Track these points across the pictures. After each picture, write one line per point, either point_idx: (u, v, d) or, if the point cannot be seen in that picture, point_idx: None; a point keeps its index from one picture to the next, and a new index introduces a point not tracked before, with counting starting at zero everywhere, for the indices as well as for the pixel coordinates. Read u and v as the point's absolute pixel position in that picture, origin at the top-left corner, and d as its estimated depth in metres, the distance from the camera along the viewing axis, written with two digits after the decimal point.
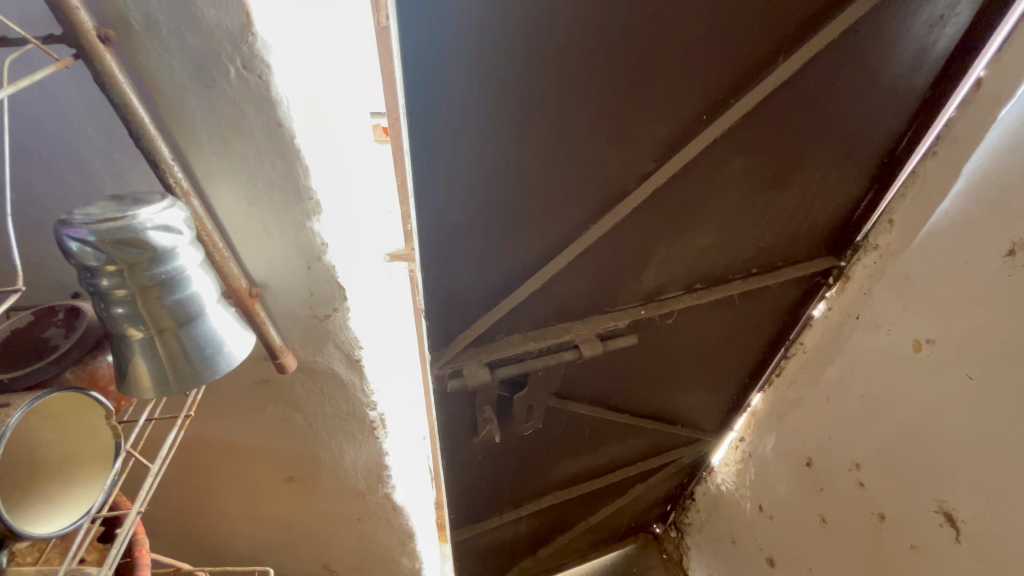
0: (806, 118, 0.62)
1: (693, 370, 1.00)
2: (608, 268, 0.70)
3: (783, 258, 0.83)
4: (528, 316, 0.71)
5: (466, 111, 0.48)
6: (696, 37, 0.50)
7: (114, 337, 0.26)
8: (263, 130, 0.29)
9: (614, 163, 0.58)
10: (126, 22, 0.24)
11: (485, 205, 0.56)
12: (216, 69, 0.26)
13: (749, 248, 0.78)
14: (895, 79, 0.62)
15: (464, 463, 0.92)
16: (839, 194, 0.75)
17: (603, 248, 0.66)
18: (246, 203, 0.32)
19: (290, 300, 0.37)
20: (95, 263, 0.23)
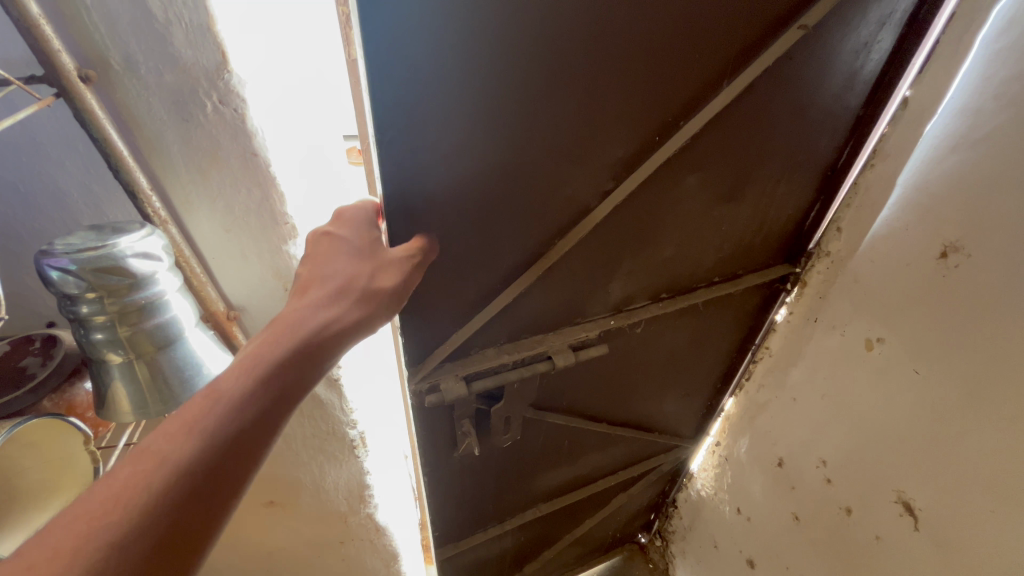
0: (752, 136, 0.66)
1: (665, 377, 1.03)
2: (576, 281, 0.73)
3: (743, 266, 0.88)
4: (501, 328, 0.73)
5: (434, 137, 0.51)
6: (645, 64, 0.54)
7: (89, 357, 0.40)
8: (240, 157, 0.44)
9: (574, 182, 0.61)
10: (105, 65, 0.38)
11: (456, 223, 0.59)
12: (198, 106, 0.41)
13: (710, 257, 0.82)
14: (830, 100, 0.67)
15: (446, 479, 0.93)
16: (790, 203, 0.80)
17: (571, 261, 0.69)
18: (223, 229, 0.48)
19: (262, 319, 0.56)
20: (74, 289, 0.36)
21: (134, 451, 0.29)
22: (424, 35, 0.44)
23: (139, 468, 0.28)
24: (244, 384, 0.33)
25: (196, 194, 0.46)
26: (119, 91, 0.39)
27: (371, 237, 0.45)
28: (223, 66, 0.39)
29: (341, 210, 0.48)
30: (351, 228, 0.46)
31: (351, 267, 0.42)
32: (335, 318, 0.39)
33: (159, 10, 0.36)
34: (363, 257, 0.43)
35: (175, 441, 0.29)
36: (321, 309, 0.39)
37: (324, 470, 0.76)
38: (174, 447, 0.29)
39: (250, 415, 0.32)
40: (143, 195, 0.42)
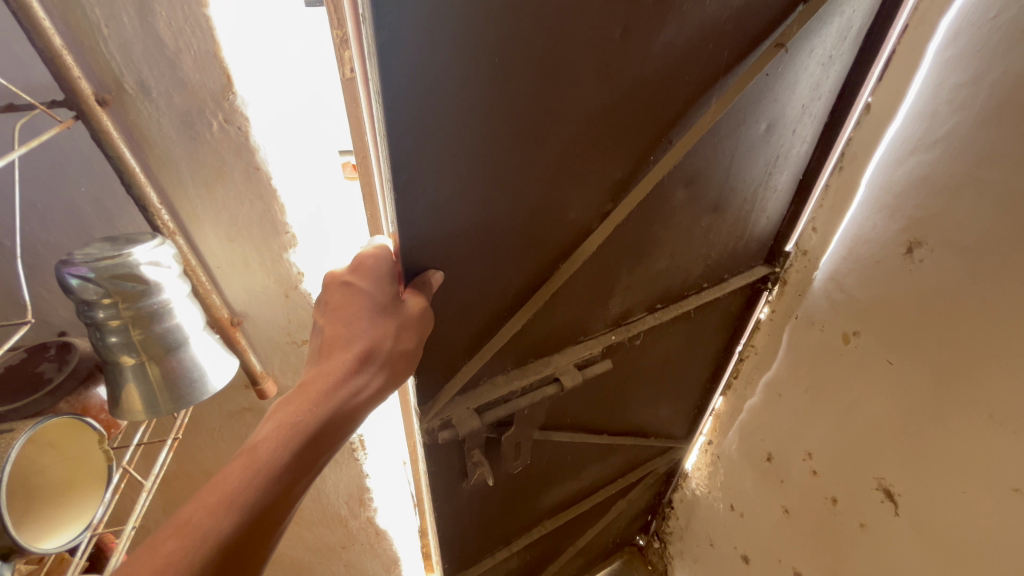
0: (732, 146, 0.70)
1: (660, 384, 1.06)
2: (580, 301, 0.76)
3: (728, 271, 0.92)
4: (509, 351, 0.75)
5: (450, 183, 0.50)
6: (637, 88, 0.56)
7: (106, 362, 0.42)
8: (244, 171, 0.48)
9: (575, 205, 0.63)
10: (121, 89, 0.41)
11: (473, 263, 0.59)
12: (204, 125, 0.44)
13: (698, 266, 0.86)
14: (801, 110, 0.71)
15: (456, 508, 0.93)
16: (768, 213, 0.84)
17: (572, 280, 0.71)
18: (227, 239, 0.52)
19: (265, 324, 0.59)
20: (92, 295, 0.39)
21: (174, 526, 0.32)
22: (438, 84, 0.43)
23: (178, 544, 0.32)
24: (278, 461, 0.36)
25: (202, 206, 0.49)
26: (131, 112, 0.42)
27: (394, 288, 0.48)
28: (229, 89, 0.43)
29: (361, 255, 0.50)
30: (374, 278, 0.48)
31: (378, 330, 0.45)
32: (356, 391, 0.42)
33: (171, 39, 0.40)
34: (388, 316, 0.46)
35: (213, 518, 0.33)
36: (348, 377, 0.42)
37: (324, 473, 0.80)
38: (214, 521, 0.33)
39: (281, 486, 0.36)
40: (153, 209, 0.45)
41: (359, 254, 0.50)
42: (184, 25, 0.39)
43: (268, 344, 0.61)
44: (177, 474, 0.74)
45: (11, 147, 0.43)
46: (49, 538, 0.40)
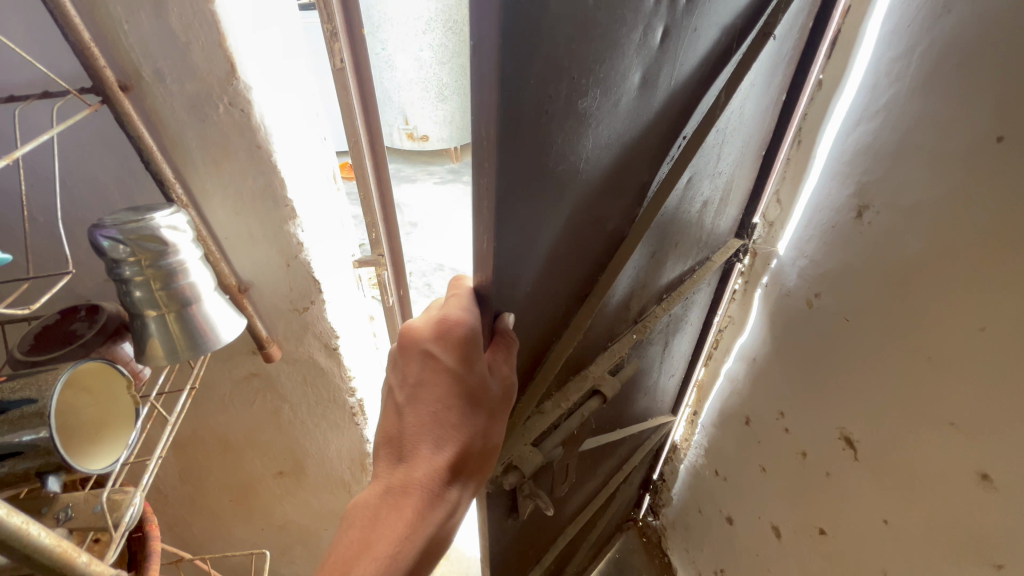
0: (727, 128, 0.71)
1: (659, 370, 1.08)
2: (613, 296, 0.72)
3: (711, 249, 0.97)
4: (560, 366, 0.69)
5: (532, 202, 0.43)
6: (665, 75, 0.53)
7: (133, 316, 0.49)
8: (245, 149, 0.54)
9: (615, 208, 0.61)
10: (139, 77, 0.48)
11: (539, 284, 0.53)
12: (211, 108, 0.50)
13: (691, 251, 0.89)
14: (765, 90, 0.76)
15: (505, 547, 0.84)
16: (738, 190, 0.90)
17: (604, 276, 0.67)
18: (233, 211, 0.58)
19: (269, 291, 0.66)
20: (119, 254, 0.45)
21: None
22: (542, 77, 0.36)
23: None
24: None
25: (210, 181, 0.55)
26: (148, 97, 0.49)
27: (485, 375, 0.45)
28: (233, 75, 0.49)
29: (445, 313, 0.43)
30: (458, 355, 0.43)
31: (465, 432, 0.44)
32: (452, 506, 0.44)
33: (181, 32, 0.46)
34: (481, 412, 0.45)
35: None
36: (439, 490, 0.43)
37: (326, 437, 0.86)
38: None
39: None
40: (168, 183, 0.51)
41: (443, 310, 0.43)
42: (193, 20, 0.45)
43: (272, 312, 0.68)
44: (192, 439, 0.81)
45: (46, 130, 0.50)
46: (92, 459, 0.48)
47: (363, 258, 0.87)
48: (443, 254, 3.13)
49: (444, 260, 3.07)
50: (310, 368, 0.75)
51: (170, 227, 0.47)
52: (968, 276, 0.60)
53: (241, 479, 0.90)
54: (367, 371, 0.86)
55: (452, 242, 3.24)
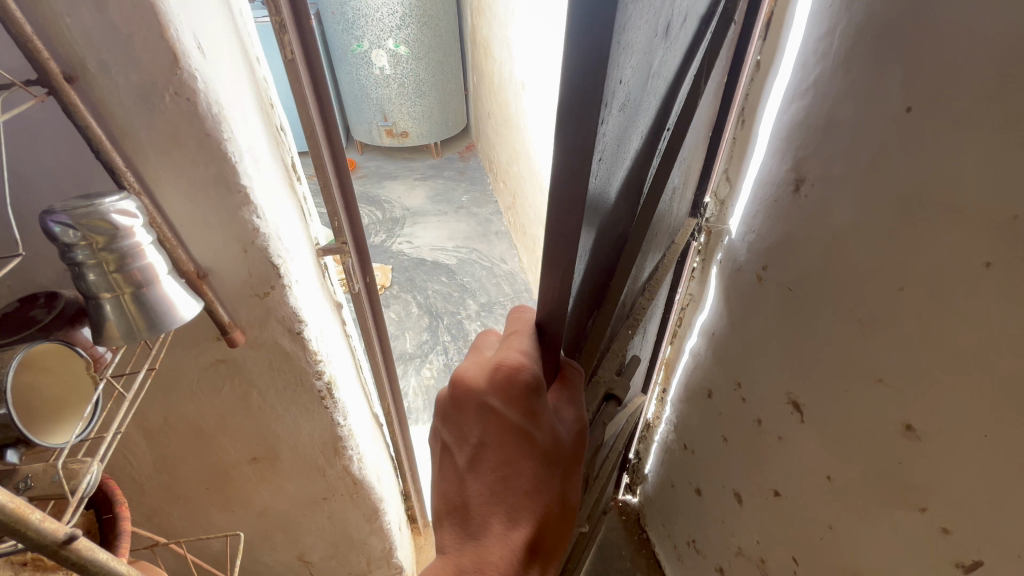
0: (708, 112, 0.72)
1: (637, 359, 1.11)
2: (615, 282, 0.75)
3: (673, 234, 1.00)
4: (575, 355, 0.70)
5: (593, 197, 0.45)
6: (665, 63, 0.57)
7: (89, 299, 0.51)
8: (194, 137, 0.56)
9: (626, 202, 0.64)
10: (85, 69, 0.50)
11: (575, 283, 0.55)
12: (158, 98, 0.52)
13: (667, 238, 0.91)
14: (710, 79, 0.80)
15: None
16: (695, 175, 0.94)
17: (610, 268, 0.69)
18: (188, 199, 0.60)
19: (230, 277, 0.68)
20: (70, 238, 0.47)
21: None
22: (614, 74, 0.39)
23: None
24: None
25: (163, 170, 0.57)
26: (96, 88, 0.51)
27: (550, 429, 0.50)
28: (177, 64, 0.51)
29: (502, 357, 0.50)
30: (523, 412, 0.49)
31: (528, 496, 0.49)
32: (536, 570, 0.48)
33: (123, 25, 0.48)
34: (551, 466, 0.50)
35: None
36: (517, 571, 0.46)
37: (298, 422, 0.88)
38: None
39: None
40: (120, 171, 0.53)
41: (500, 357, 0.49)
42: (134, 12, 0.47)
43: (233, 297, 0.70)
44: (163, 428, 0.84)
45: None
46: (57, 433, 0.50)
47: (327, 247, 0.90)
48: (424, 250, 3.14)
49: (426, 256, 3.09)
50: (275, 353, 0.78)
51: (120, 212, 0.49)
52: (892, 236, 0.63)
53: (215, 467, 0.92)
54: (335, 356, 0.89)
55: (434, 239, 3.26)
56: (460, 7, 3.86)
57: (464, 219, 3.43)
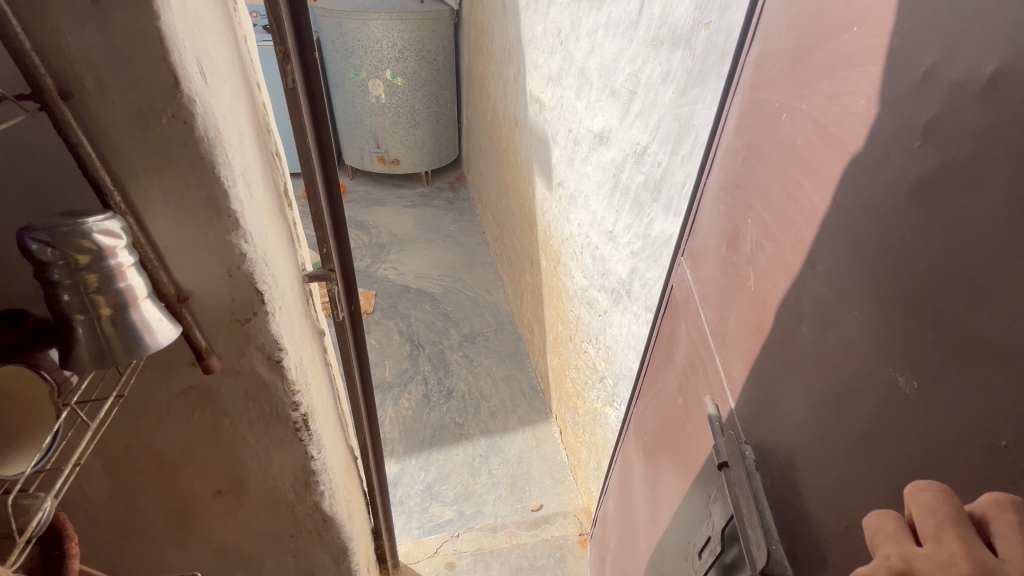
0: (826, 182, 0.55)
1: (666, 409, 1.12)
2: (704, 274, 0.86)
3: (690, 269, 0.93)
4: (727, 355, 0.77)
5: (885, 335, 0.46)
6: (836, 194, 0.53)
7: (64, 321, 0.48)
8: (187, 159, 0.55)
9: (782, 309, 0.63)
10: (81, 86, 0.49)
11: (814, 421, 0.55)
12: (154, 119, 0.52)
13: (700, 265, 0.88)
14: (722, 133, 0.83)
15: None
16: (713, 217, 0.83)
17: (727, 272, 0.77)
18: (174, 221, 0.59)
19: (210, 301, 0.66)
20: (45, 254, 0.45)
21: None
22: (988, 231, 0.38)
23: None
24: None
25: (150, 192, 0.56)
26: (90, 106, 0.50)
27: None
28: (178, 87, 0.50)
29: None
30: None
31: None
32: None
33: (125, 47, 0.48)
34: None
35: None
36: None
37: (269, 454, 0.84)
38: None
39: None
40: (107, 190, 0.52)
41: None
42: (138, 35, 0.47)
43: (213, 323, 0.68)
44: (123, 456, 0.79)
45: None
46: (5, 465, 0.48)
47: (314, 273, 0.88)
48: (409, 276, 3.14)
49: (410, 282, 3.09)
50: (252, 380, 0.75)
51: (103, 232, 0.48)
52: (837, 285, 0.52)
53: (176, 499, 0.87)
54: (313, 384, 0.86)
55: (419, 266, 3.25)
56: (458, 45, 4.00)
57: (450, 247, 3.46)
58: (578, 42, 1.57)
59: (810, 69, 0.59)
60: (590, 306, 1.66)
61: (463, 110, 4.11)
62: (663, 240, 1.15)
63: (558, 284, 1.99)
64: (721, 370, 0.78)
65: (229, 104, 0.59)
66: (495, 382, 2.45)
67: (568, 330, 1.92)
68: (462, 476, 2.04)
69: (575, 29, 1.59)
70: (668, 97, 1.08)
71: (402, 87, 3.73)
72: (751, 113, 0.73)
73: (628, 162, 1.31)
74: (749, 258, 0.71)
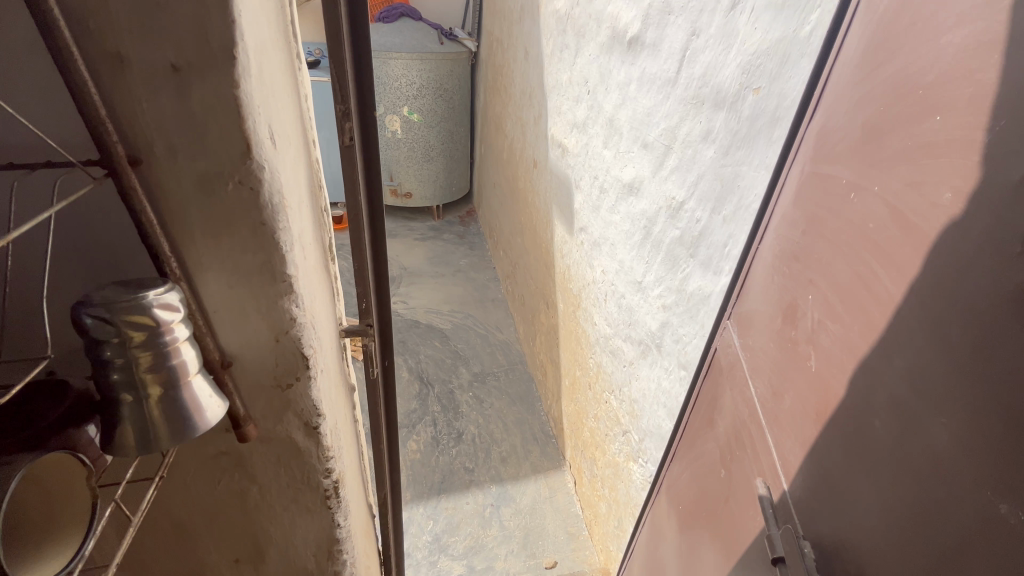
0: (901, 270, 0.53)
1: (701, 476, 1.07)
2: (756, 343, 0.82)
3: (738, 335, 0.89)
4: (779, 433, 0.72)
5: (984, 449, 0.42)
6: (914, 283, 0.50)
7: (111, 400, 0.45)
8: (249, 225, 0.52)
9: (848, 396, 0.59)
10: (151, 151, 0.47)
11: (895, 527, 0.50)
12: (221, 185, 0.49)
13: (751, 333, 0.84)
14: (777, 202, 0.81)
15: None
16: (766, 285, 0.81)
17: (783, 345, 0.73)
18: (227, 286, 0.56)
19: (253, 366, 0.62)
20: (101, 331, 0.42)
21: None
22: None
23: None
24: None
25: (207, 257, 0.53)
26: (158, 171, 0.48)
27: None
28: (248, 154, 0.48)
29: None
30: None
31: None
32: None
33: (200, 114, 0.46)
34: None
35: None
36: None
37: (294, 523, 0.79)
38: None
39: None
40: (164, 257, 0.50)
41: None
42: (214, 103, 0.45)
43: (253, 389, 0.64)
44: (140, 523, 0.74)
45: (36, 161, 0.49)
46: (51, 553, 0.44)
47: (350, 328, 0.85)
48: (419, 311, 3.10)
49: (420, 317, 3.05)
50: (286, 447, 0.70)
51: (162, 308, 0.44)
52: (918, 384, 0.49)
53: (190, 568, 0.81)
54: (344, 448, 0.81)
55: (429, 301, 3.22)
56: (475, 85, 4.08)
57: (461, 282, 3.44)
58: (608, 93, 1.59)
59: (878, 147, 0.57)
60: (614, 355, 1.62)
61: (477, 147, 4.16)
62: (701, 298, 1.13)
63: (578, 329, 1.96)
64: (773, 448, 0.74)
65: (291, 167, 0.57)
66: (506, 425, 2.38)
67: (587, 377, 1.87)
68: (471, 527, 1.95)
69: (604, 81, 1.61)
70: (709, 156, 1.08)
71: (418, 123, 3.79)
72: (810, 186, 0.71)
73: (661, 215, 1.29)
74: (808, 336, 0.67)
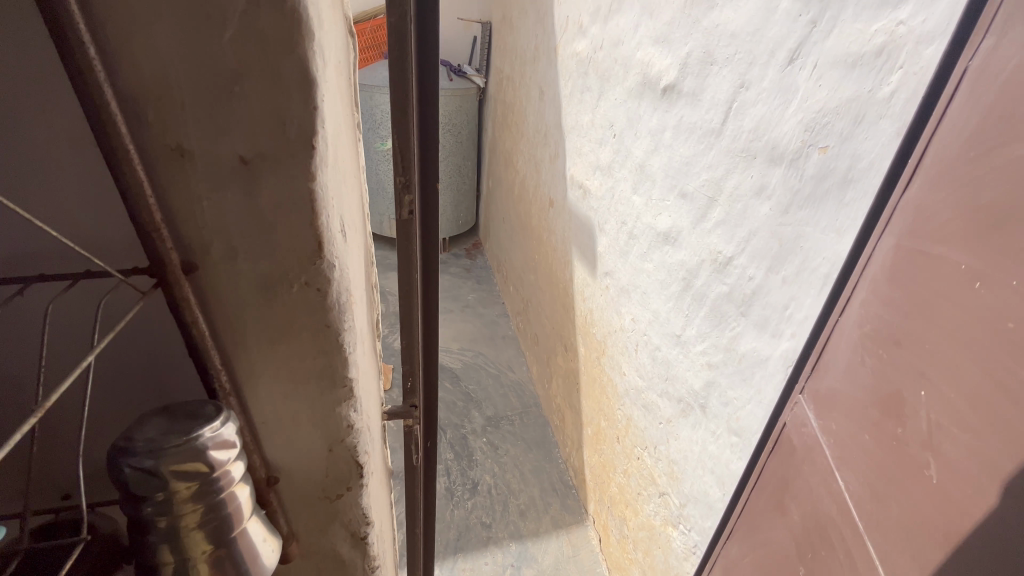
0: None
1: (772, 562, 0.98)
2: (837, 427, 0.74)
3: (814, 413, 0.81)
4: (886, 543, 0.64)
5: None
6: None
7: (146, 565, 0.36)
8: (310, 328, 0.45)
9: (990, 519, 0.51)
10: (207, 253, 0.40)
11: None
12: (283, 286, 0.42)
13: (830, 414, 0.77)
14: (859, 272, 0.74)
15: None
16: (850, 365, 0.73)
17: (883, 440, 0.66)
18: (281, 395, 0.48)
19: (302, 478, 0.54)
20: (142, 485, 0.34)
21: None
22: None
23: None
24: None
25: (260, 363, 0.46)
26: (212, 275, 0.41)
27: None
28: (320, 252, 0.41)
29: None
30: None
31: None
32: None
33: (269, 210, 0.39)
34: None
35: None
36: None
37: None
38: None
39: None
40: (214, 372, 0.45)
41: None
42: (286, 197, 0.38)
43: (299, 503, 0.56)
44: None
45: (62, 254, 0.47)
46: None
47: (394, 409, 0.77)
48: None
49: None
50: (331, 561, 0.61)
51: (216, 448, 0.36)
52: None
53: None
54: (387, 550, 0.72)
55: None
56: (481, 120, 4.09)
57: (469, 318, 3.35)
58: (637, 138, 1.54)
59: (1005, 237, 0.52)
60: (648, 410, 1.53)
61: (483, 180, 4.14)
62: (756, 362, 1.05)
63: (602, 377, 1.87)
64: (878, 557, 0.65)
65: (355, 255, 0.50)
66: (523, 475, 2.27)
67: (614, 429, 1.78)
68: None
69: (633, 125, 1.57)
70: (764, 213, 1.02)
71: None
72: (902, 264, 0.65)
73: (705, 268, 1.23)
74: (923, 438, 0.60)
